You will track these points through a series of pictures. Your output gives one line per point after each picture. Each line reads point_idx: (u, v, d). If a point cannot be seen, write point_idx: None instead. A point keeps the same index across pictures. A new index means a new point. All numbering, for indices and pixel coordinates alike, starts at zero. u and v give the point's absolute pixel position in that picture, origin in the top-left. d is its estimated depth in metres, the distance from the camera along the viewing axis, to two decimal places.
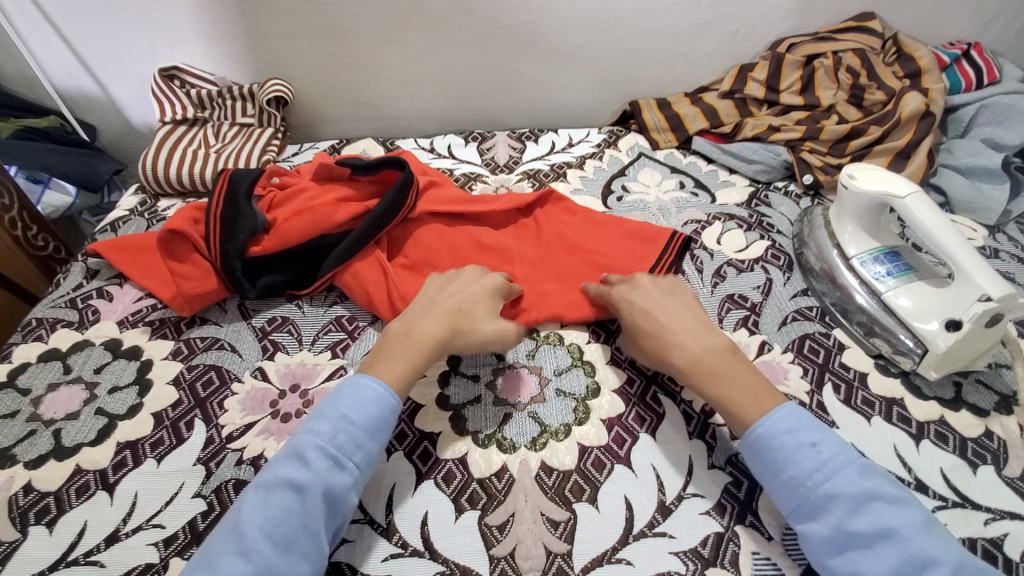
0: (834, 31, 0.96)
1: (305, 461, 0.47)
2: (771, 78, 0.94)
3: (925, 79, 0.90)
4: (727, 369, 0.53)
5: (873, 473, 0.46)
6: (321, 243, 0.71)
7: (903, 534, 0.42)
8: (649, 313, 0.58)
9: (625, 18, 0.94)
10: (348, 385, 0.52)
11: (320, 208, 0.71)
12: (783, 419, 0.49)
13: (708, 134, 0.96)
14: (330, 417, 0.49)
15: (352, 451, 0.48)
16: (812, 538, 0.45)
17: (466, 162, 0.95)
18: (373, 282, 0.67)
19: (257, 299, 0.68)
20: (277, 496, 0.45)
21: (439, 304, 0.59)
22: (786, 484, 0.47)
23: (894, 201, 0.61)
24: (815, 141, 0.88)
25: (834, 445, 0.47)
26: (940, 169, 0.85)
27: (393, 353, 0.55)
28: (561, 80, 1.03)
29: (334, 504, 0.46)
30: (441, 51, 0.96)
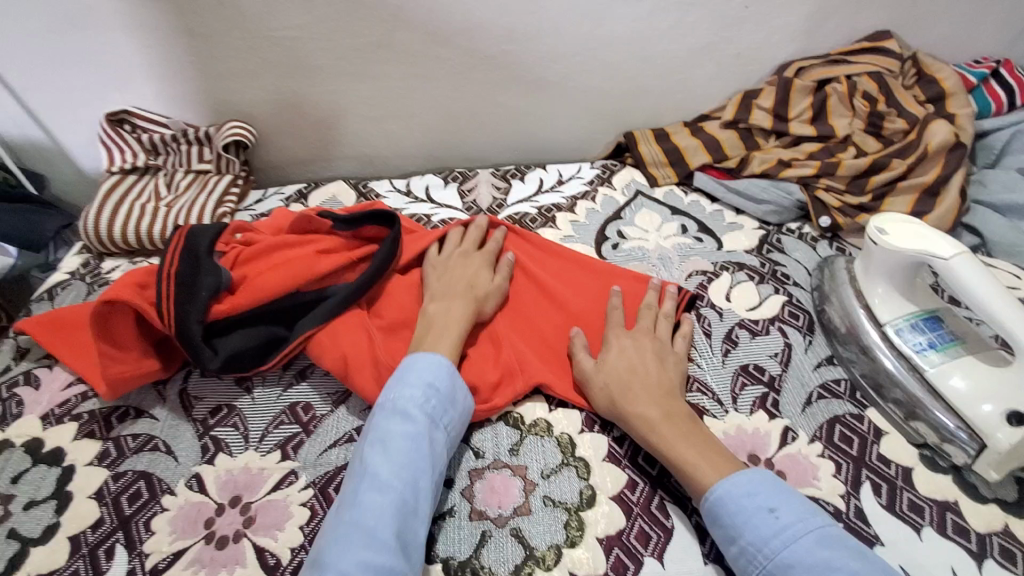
0: (847, 52, 0.87)
1: (410, 416, 0.49)
2: (779, 105, 0.86)
3: (949, 103, 0.82)
4: (680, 434, 0.49)
5: (837, 544, 0.41)
6: (296, 303, 0.62)
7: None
8: (609, 367, 0.55)
9: (616, 45, 0.86)
10: (417, 357, 0.53)
11: (300, 259, 0.63)
12: (739, 483, 0.45)
13: (710, 170, 0.87)
14: (417, 381, 0.51)
15: (445, 410, 0.51)
16: None
17: (445, 207, 0.87)
18: (352, 349, 0.58)
19: (216, 371, 0.58)
20: (394, 444, 0.47)
21: (461, 279, 0.63)
22: (742, 553, 0.43)
23: (935, 262, 0.52)
24: (831, 177, 0.79)
25: (793, 510, 0.43)
26: (973, 206, 0.76)
27: (438, 331, 0.57)
28: (549, 112, 0.94)
29: (440, 450, 0.49)
30: (417, 86, 0.88)
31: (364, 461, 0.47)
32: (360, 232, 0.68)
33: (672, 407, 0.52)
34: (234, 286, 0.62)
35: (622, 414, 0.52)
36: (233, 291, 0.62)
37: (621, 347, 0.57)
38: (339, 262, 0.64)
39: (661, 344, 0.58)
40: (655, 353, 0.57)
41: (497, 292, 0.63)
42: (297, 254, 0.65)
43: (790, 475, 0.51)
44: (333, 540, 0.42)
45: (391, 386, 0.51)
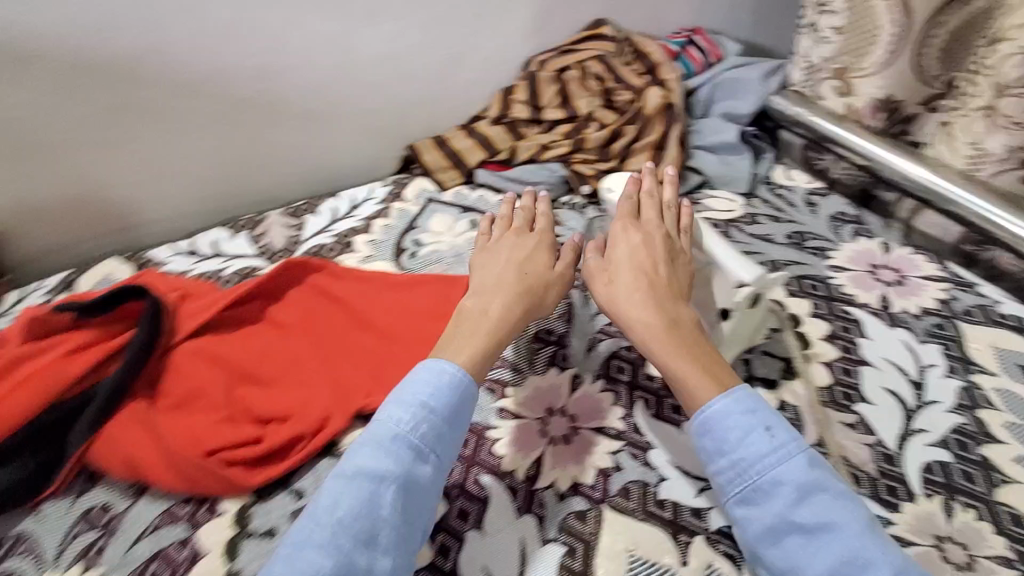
0: (575, 42, 1.00)
1: (389, 452, 0.47)
2: (532, 97, 0.97)
3: (661, 71, 0.96)
4: (682, 342, 0.53)
5: (822, 466, 0.46)
6: (58, 414, 0.57)
7: (848, 532, 0.42)
8: (620, 270, 0.61)
9: (372, 66, 0.90)
10: (419, 370, 0.53)
11: (43, 369, 0.58)
12: (740, 401, 0.48)
13: (489, 164, 0.94)
14: (409, 404, 0.50)
15: (431, 444, 0.49)
16: (749, 522, 0.45)
17: (238, 258, 0.84)
18: (138, 448, 0.56)
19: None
20: (358, 485, 0.45)
21: (512, 263, 0.65)
22: (733, 467, 0.47)
23: None
24: (583, 151, 0.90)
25: (787, 431, 0.47)
26: (696, 151, 0.92)
27: (467, 334, 0.56)
28: (329, 141, 0.95)
29: (416, 496, 0.47)
30: (176, 141, 0.84)
31: (329, 491, 0.46)
32: (120, 311, 0.65)
33: (678, 316, 0.55)
34: None
35: (627, 318, 0.57)
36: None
37: (631, 245, 0.63)
38: (98, 352, 0.60)
39: (675, 249, 0.63)
40: (665, 256, 0.61)
41: (555, 282, 0.64)
42: (42, 364, 0.59)
43: (580, 414, 0.59)
44: None
45: (388, 402, 0.51)
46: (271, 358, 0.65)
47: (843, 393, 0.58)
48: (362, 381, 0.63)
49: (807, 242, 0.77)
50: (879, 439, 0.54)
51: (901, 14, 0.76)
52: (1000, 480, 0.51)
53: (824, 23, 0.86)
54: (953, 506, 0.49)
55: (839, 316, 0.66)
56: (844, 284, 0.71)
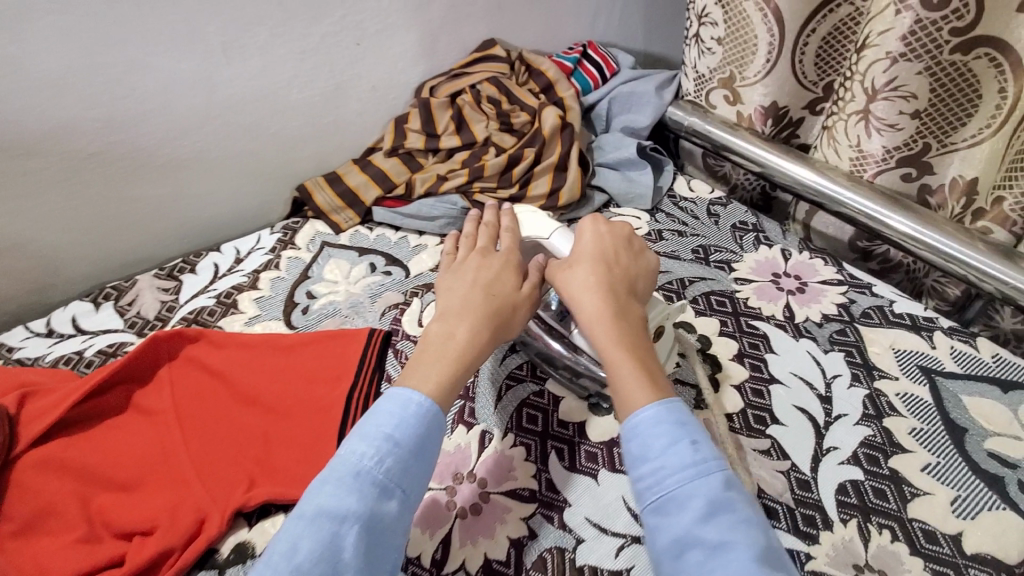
0: (465, 64, 0.96)
1: (354, 488, 0.42)
2: (426, 125, 0.91)
3: (557, 89, 0.95)
4: (628, 331, 0.52)
5: (739, 492, 0.43)
6: None
7: (746, 556, 0.39)
8: (583, 253, 0.57)
9: (243, 106, 0.82)
10: (391, 396, 0.48)
11: None
12: (671, 411, 0.46)
13: (386, 201, 0.89)
14: (374, 436, 0.45)
15: (398, 478, 0.44)
16: (656, 532, 0.42)
17: (102, 333, 0.74)
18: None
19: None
20: (318, 526, 0.40)
21: (479, 284, 0.57)
22: (652, 474, 0.44)
23: (543, 242, 0.63)
24: (482, 180, 0.85)
25: (712, 451, 0.44)
26: (599, 169, 0.90)
27: (431, 363, 0.50)
28: (204, 190, 0.86)
29: (379, 538, 0.41)
30: (15, 208, 0.74)
31: (283, 536, 0.40)
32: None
33: (630, 311, 0.53)
34: None
35: (579, 301, 0.54)
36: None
37: (597, 233, 0.60)
38: None
39: (638, 243, 0.61)
40: (627, 252, 0.59)
41: (522, 301, 0.57)
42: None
43: (490, 478, 0.54)
44: None
45: (350, 434, 0.46)
46: (137, 455, 0.57)
47: (756, 417, 0.57)
48: (245, 472, 0.56)
49: (712, 255, 0.77)
50: (793, 464, 0.53)
51: (775, 24, 0.77)
52: (909, 494, 0.51)
53: (706, 34, 0.86)
54: (868, 529, 0.49)
55: (746, 333, 0.65)
56: (749, 296, 0.70)
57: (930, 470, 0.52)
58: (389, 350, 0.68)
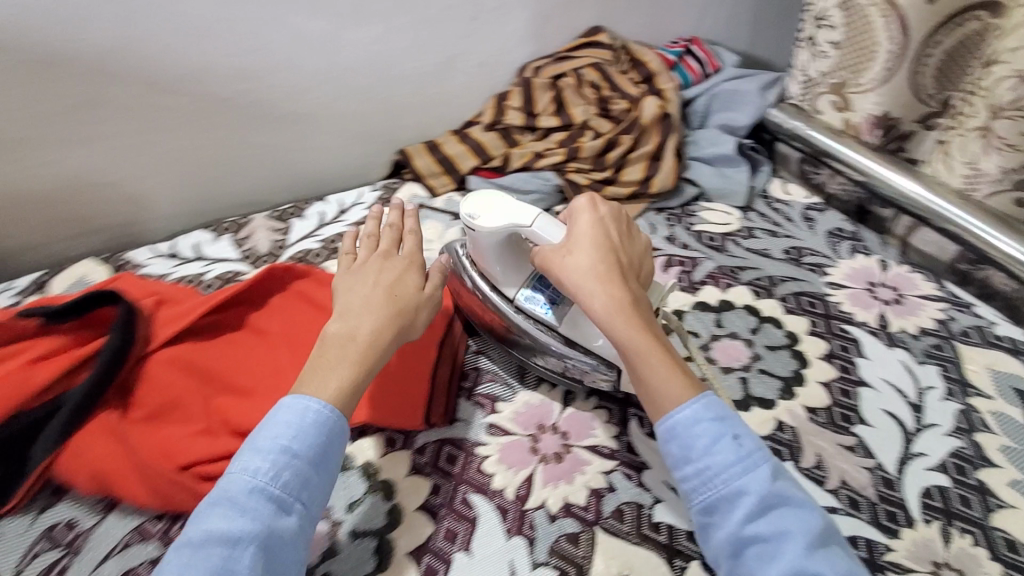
0: (571, 49, 0.98)
1: (244, 509, 0.42)
2: (526, 103, 0.94)
3: (658, 80, 0.97)
4: (644, 318, 0.50)
5: (784, 476, 0.45)
6: (20, 424, 0.52)
7: (801, 540, 0.41)
8: (590, 236, 0.54)
9: (362, 68, 0.86)
10: (281, 409, 0.47)
11: (7, 375, 0.53)
12: (707, 410, 0.46)
13: (481, 171, 0.92)
14: (268, 450, 0.44)
15: (295, 490, 0.44)
16: (712, 527, 0.44)
17: (220, 262, 0.81)
18: (107, 462, 0.52)
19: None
20: (208, 549, 0.40)
21: (380, 284, 0.55)
22: (697, 474, 0.45)
23: (523, 230, 0.56)
24: (578, 160, 0.88)
25: (751, 440, 0.45)
26: (692, 162, 0.91)
27: (332, 364, 0.49)
28: (312, 143, 0.90)
29: (277, 551, 0.42)
30: (152, 141, 0.79)
31: (169, 566, 0.40)
32: (92, 315, 0.60)
33: (641, 306, 0.51)
34: None
35: (597, 288, 0.51)
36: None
37: (598, 215, 0.56)
38: (67, 360, 0.55)
39: (630, 226, 0.58)
40: (623, 239, 0.56)
41: (425, 305, 0.57)
42: (4, 371, 0.54)
43: (572, 433, 0.57)
44: None
45: (243, 451, 0.45)
46: (255, 368, 0.62)
47: (842, 415, 0.58)
48: None
49: (805, 258, 0.77)
50: (879, 463, 0.54)
51: (897, 32, 0.76)
52: (994, 504, 0.51)
53: (823, 37, 0.86)
54: (950, 532, 0.49)
55: (837, 335, 0.65)
56: (841, 301, 0.70)
57: (1020, 487, 0.52)
58: None
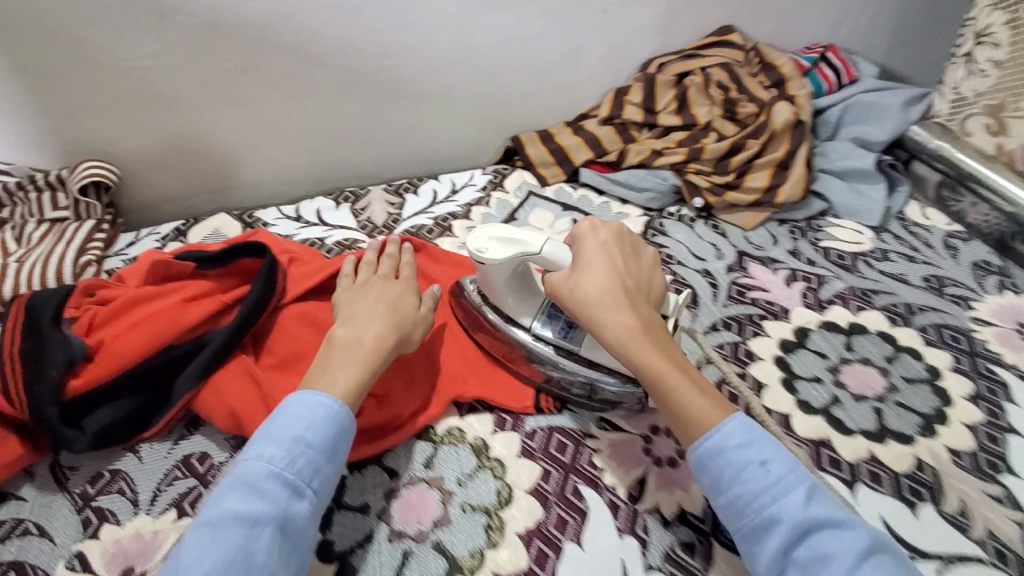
0: (699, 47, 0.95)
1: (263, 491, 0.43)
2: (646, 100, 0.91)
3: (790, 86, 0.92)
4: (653, 344, 0.49)
5: (821, 496, 0.42)
6: (172, 356, 0.56)
7: (845, 566, 0.38)
8: (593, 262, 0.52)
9: (490, 52, 0.87)
10: (292, 403, 0.48)
11: (163, 311, 0.58)
12: (731, 435, 0.44)
13: (594, 164, 0.90)
14: (283, 439, 0.46)
15: (309, 477, 0.45)
16: (756, 558, 0.42)
17: (339, 228, 0.84)
18: (241, 403, 0.55)
19: (89, 450, 0.53)
20: (228, 530, 0.41)
21: (380, 301, 0.58)
22: (730, 505, 0.43)
23: (534, 258, 0.54)
24: (698, 162, 0.84)
25: (782, 462, 0.43)
26: (821, 175, 0.86)
27: (342, 363, 0.51)
28: (432, 123, 0.92)
29: (292, 533, 0.43)
30: (290, 108, 0.84)
31: (189, 545, 0.41)
32: (235, 266, 0.63)
33: (653, 332, 0.49)
34: (94, 352, 0.55)
35: (602, 318, 0.50)
36: (93, 358, 0.55)
37: (598, 239, 0.54)
38: (214, 304, 0.59)
39: (638, 243, 0.56)
40: (632, 260, 0.54)
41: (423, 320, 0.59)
42: (160, 307, 0.58)
43: None
44: None
45: (257, 440, 0.46)
46: None
47: (988, 462, 0.55)
48: (465, 375, 0.60)
49: (946, 288, 0.72)
50: None
51: None
52: None
53: (982, 55, 0.80)
54: None
55: (984, 376, 0.61)
56: (989, 341, 0.65)
57: None
58: None
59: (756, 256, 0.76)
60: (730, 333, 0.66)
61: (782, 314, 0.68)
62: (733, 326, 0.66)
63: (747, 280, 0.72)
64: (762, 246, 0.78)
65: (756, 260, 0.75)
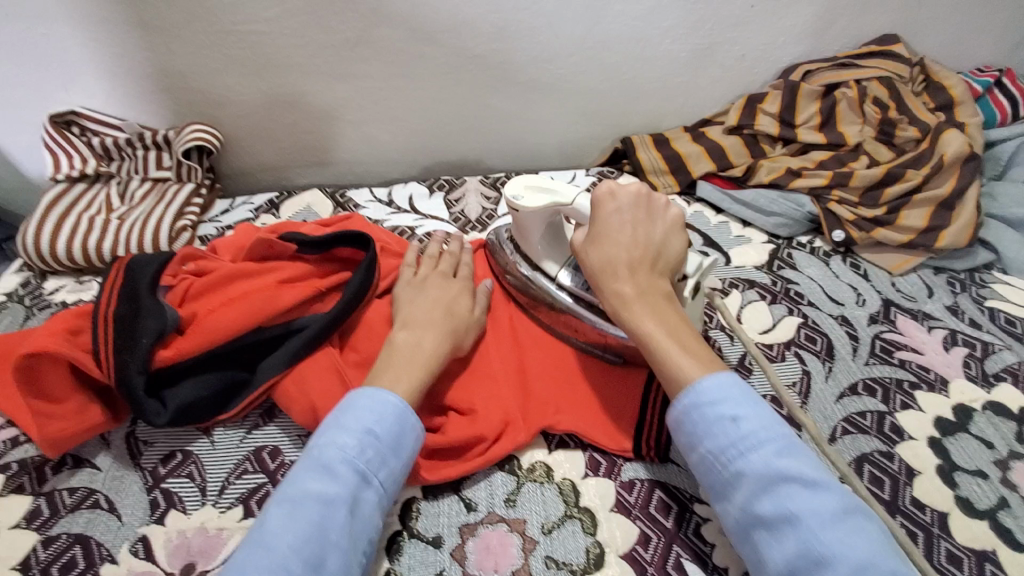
0: (855, 56, 0.82)
1: (334, 472, 0.40)
2: (785, 111, 0.80)
3: (958, 112, 0.78)
4: (646, 311, 0.46)
5: (795, 453, 0.39)
6: (260, 339, 0.54)
7: (808, 525, 0.35)
8: (596, 228, 0.50)
9: (613, 45, 0.79)
10: (360, 394, 0.45)
11: (258, 291, 0.55)
12: (706, 388, 0.41)
13: (714, 178, 0.80)
14: (353, 427, 0.42)
15: (378, 467, 0.42)
16: (725, 515, 0.40)
17: (431, 218, 0.80)
18: (323, 399, 0.51)
19: (168, 426, 0.50)
20: (303, 509, 0.38)
21: (437, 304, 0.54)
22: (701, 460, 0.41)
23: (567, 210, 0.53)
24: (844, 189, 0.73)
25: (757, 419, 0.40)
26: (988, 220, 0.73)
27: (403, 362, 0.48)
28: (539, 116, 0.86)
29: (361, 522, 0.40)
30: (395, 87, 0.79)
31: (265, 523, 0.38)
32: (332, 253, 0.61)
33: (653, 300, 0.46)
34: (185, 324, 0.53)
35: (600, 286, 0.49)
36: (183, 331, 0.53)
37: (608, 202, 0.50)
38: (307, 290, 0.56)
39: (656, 206, 0.51)
40: (642, 225, 0.49)
41: (476, 323, 0.56)
42: (255, 286, 0.56)
43: None
44: None
45: (326, 426, 0.43)
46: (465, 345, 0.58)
47: None
48: (558, 406, 0.53)
49: None
50: None
51: None
52: None
53: None
54: None
55: None
56: None
57: None
58: (720, 330, 0.61)
59: (905, 309, 0.65)
60: (874, 399, 0.56)
61: (940, 386, 0.57)
62: (878, 392, 0.56)
63: (895, 336, 0.62)
64: (914, 297, 0.67)
65: (906, 313, 0.64)
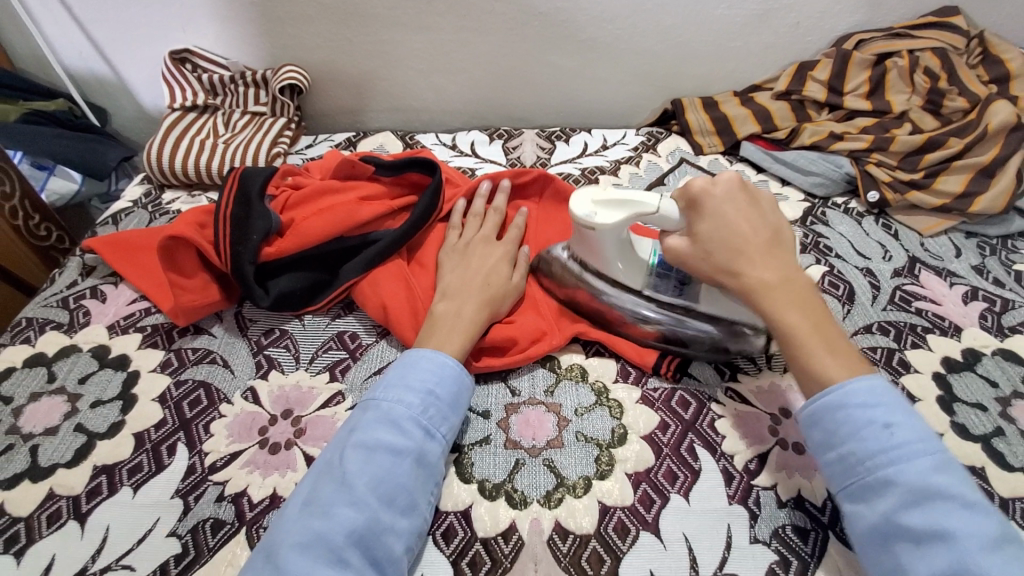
0: (911, 27, 0.83)
1: (403, 428, 0.48)
2: (835, 78, 0.83)
3: (1013, 86, 0.80)
4: (789, 299, 0.46)
5: (949, 471, 0.39)
6: (342, 245, 0.64)
7: (965, 544, 0.36)
8: (711, 217, 0.49)
9: (671, 7, 0.84)
10: (422, 357, 0.53)
11: (341, 206, 0.64)
12: (858, 395, 0.42)
13: (759, 140, 0.85)
14: (416, 388, 0.50)
15: (440, 423, 0.50)
16: (859, 518, 0.41)
17: (489, 162, 0.88)
18: (392, 299, 0.60)
19: (269, 309, 0.61)
20: (378, 455, 0.45)
21: (478, 270, 0.60)
22: (841, 460, 0.42)
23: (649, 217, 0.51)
24: (884, 153, 0.77)
25: (911, 432, 0.40)
26: None
27: (445, 331, 0.55)
28: (596, 75, 0.92)
29: (426, 469, 0.48)
30: (465, 41, 0.87)
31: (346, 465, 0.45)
32: (404, 176, 0.70)
33: (792, 299, 0.46)
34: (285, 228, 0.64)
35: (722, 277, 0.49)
36: (283, 234, 0.64)
37: (718, 197, 0.49)
38: (380, 209, 0.65)
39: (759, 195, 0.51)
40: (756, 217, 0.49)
41: (514, 287, 0.61)
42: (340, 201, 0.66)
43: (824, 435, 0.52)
44: (294, 544, 0.41)
45: (388, 386, 0.50)
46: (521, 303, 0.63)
47: None
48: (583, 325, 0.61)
49: None
50: None
51: None
52: None
53: None
54: None
55: None
56: None
57: None
58: None
59: (930, 266, 0.69)
60: (886, 338, 0.61)
61: (952, 332, 0.62)
62: (891, 332, 0.62)
63: (915, 288, 0.66)
64: (941, 256, 0.71)
65: (931, 269, 0.69)
